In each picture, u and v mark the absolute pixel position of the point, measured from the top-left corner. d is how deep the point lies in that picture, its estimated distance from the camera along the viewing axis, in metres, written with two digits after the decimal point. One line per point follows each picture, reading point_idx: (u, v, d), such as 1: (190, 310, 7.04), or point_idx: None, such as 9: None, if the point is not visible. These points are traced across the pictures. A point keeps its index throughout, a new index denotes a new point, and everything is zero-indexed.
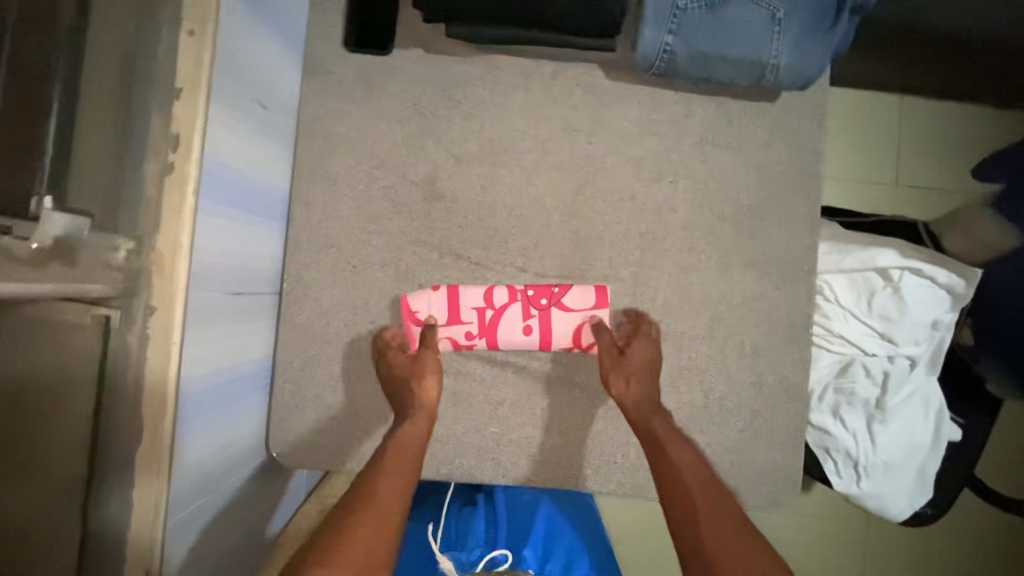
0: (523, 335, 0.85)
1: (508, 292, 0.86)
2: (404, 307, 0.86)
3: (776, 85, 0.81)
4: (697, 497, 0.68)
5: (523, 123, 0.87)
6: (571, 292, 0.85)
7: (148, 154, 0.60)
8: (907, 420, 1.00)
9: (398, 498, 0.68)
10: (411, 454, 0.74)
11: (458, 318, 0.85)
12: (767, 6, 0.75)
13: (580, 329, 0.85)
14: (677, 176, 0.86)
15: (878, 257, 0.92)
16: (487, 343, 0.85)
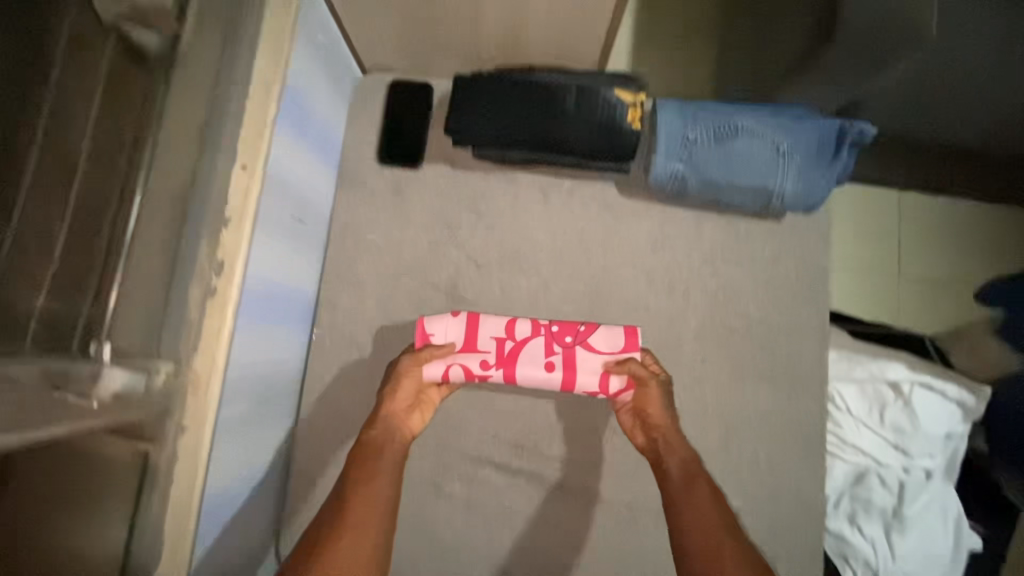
0: (544, 372, 0.79)
1: (531, 325, 0.80)
2: (419, 328, 0.80)
3: (783, 209, 0.86)
4: (710, 541, 0.60)
5: (542, 234, 0.92)
6: (599, 333, 0.79)
7: (193, 278, 0.63)
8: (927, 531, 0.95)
9: (374, 515, 0.62)
10: (381, 457, 0.69)
11: (475, 346, 0.79)
12: (771, 141, 0.82)
13: (607, 373, 0.78)
14: (689, 289, 0.90)
15: (888, 370, 0.93)
16: (504, 375, 0.80)
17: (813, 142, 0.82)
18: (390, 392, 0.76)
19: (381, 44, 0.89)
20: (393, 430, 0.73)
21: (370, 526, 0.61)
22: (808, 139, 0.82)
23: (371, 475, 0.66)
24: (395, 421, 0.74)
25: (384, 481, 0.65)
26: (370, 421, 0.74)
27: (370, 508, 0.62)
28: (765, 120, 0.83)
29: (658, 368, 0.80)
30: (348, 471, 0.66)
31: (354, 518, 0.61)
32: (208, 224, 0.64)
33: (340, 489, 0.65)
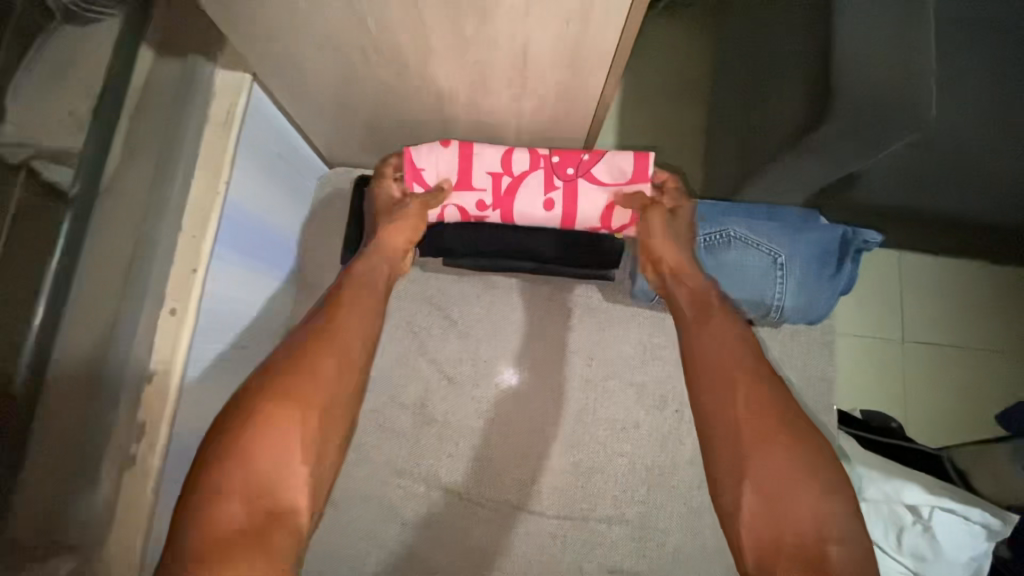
0: (544, 211, 0.74)
1: (530, 157, 0.73)
2: (408, 162, 0.73)
3: (783, 320, 0.79)
4: (759, 402, 0.56)
5: (520, 343, 0.83)
6: (603, 162, 0.72)
7: (110, 446, 0.56)
8: None
9: (352, 357, 0.61)
10: (360, 313, 0.65)
11: (470, 184, 0.73)
12: (767, 252, 0.75)
13: (610, 210, 0.74)
14: (683, 405, 0.82)
15: (908, 489, 0.84)
16: (501, 216, 0.76)
17: (813, 251, 0.75)
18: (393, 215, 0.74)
19: (343, 143, 0.83)
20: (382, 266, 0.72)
21: (343, 355, 0.60)
22: (807, 249, 0.75)
23: (346, 330, 0.63)
24: (387, 253, 0.73)
25: (365, 318, 0.65)
26: (360, 254, 0.73)
27: (343, 338, 0.61)
28: (759, 229, 0.76)
29: (670, 198, 0.75)
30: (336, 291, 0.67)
31: (325, 347, 0.59)
32: (131, 382, 0.57)
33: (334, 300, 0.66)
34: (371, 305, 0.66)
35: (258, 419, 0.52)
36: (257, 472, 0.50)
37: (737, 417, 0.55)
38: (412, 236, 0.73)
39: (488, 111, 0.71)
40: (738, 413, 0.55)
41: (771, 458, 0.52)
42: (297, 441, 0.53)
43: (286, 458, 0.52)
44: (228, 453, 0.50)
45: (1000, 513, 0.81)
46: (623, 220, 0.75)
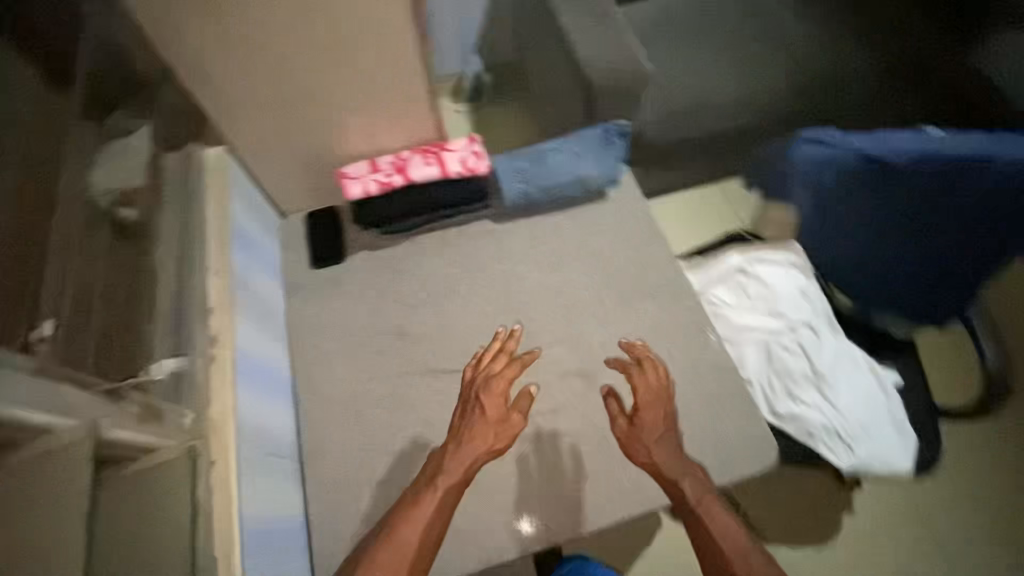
0: (426, 170, 1.16)
1: (411, 150, 1.19)
2: (339, 174, 1.15)
3: (599, 185, 1.22)
4: (737, 557, 0.84)
5: (451, 267, 1.19)
6: (452, 141, 1.20)
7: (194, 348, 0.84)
8: (848, 374, 1.29)
9: (422, 547, 0.86)
10: (433, 526, 0.88)
11: (379, 168, 1.15)
12: (569, 149, 1.21)
13: (464, 159, 1.17)
14: (570, 262, 1.19)
15: (729, 258, 1.24)
16: (403, 180, 1.15)
17: (594, 141, 1.22)
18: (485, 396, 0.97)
19: (291, 189, 1.23)
20: (474, 454, 0.93)
21: (423, 536, 0.87)
22: (589, 141, 1.22)
23: (415, 521, 0.88)
24: (483, 437, 0.94)
25: (434, 520, 0.88)
26: (448, 449, 0.94)
27: (423, 525, 0.88)
28: (561, 140, 1.23)
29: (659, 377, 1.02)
30: (408, 497, 0.92)
31: (396, 540, 0.86)
32: (198, 312, 0.87)
33: (412, 494, 0.92)
34: (440, 514, 0.89)
35: None
36: None
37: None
38: (489, 442, 0.94)
39: (377, 129, 1.16)
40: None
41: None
42: None
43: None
44: None
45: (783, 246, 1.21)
46: (475, 163, 1.18)
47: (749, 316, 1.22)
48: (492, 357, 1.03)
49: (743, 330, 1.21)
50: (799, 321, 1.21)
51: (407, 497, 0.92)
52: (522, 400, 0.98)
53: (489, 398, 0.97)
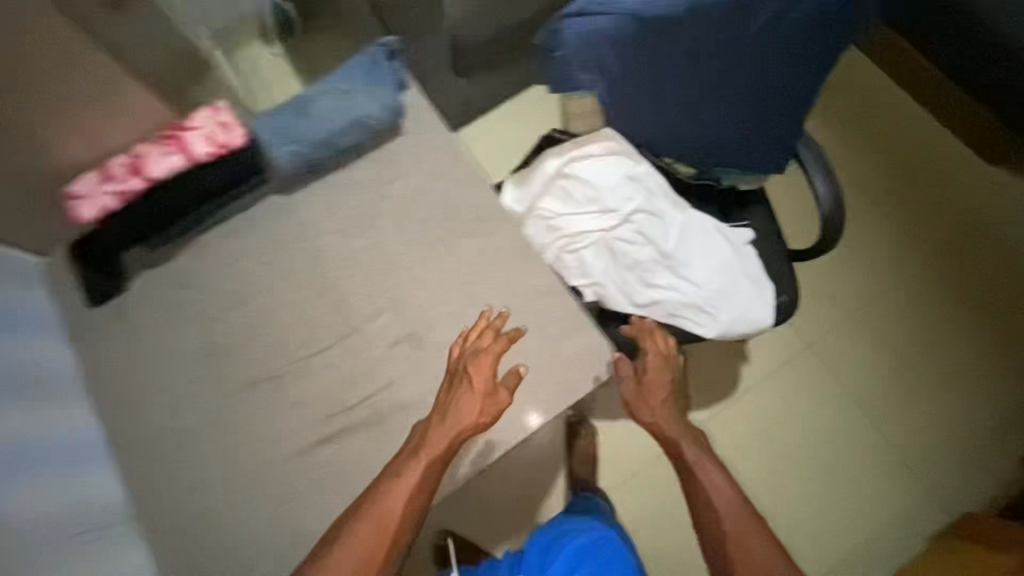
0: (168, 163, 0.98)
1: (148, 143, 1.00)
2: (68, 195, 0.98)
3: (383, 123, 1.06)
4: (737, 526, 1.06)
5: (247, 260, 1.05)
6: (194, 117, 1.00)
7: None
8: (698, 244, 1.26)
9: (404, 525, 0.85)
10: (415, 501, 0.86)
11: (109, 176, 0.98)
12: (335, 89, 1.03)
13: (213, 135, 0.99)
14: (375, 219, 1.06)
15: (545, 164, 1.14)
16: (141, 182, 0.98)
17: (361, 75, 1.04)
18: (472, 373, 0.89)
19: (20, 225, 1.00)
20: (458, 430, 0.89)
21: (410, 516, 0.85)
22: (356, 76, 1.04)
23: (393, 490, 0.86)
24: (466, 413, 0.89)
25: (413, 498, 0.86)
26: (435, 419, 0.90)
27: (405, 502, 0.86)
28: (323, 81, 1.04)
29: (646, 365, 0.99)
30: (392, 471, 0.88)
31: (372, 519, 0.85)
32: None
33: (393, 472, 0.87)
34: (421, 493, 0.86)
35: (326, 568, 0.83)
36: None
37: (722, 535, 1.06)
38: (475, 418, 0.89)
39: (85, 130, 0.97)
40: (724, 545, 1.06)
41: (738, 550, 1.05)
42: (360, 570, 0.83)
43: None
44: None
45: (594, 138, 1.12)
46: (228, 136, 0.99)
47: (580, 222, 1.15)
48: (487, 330, 0.92)
49: (576, 237, 1.16)
50: (631, 212, 1.17)
51: (384, 482, 0.87)
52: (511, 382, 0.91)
53: (482, 376, 0.89)
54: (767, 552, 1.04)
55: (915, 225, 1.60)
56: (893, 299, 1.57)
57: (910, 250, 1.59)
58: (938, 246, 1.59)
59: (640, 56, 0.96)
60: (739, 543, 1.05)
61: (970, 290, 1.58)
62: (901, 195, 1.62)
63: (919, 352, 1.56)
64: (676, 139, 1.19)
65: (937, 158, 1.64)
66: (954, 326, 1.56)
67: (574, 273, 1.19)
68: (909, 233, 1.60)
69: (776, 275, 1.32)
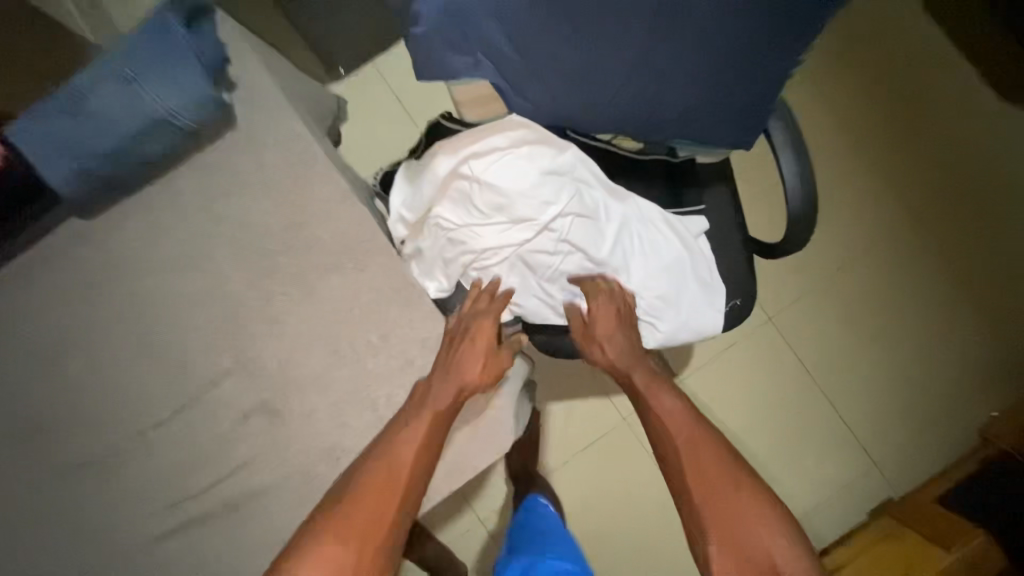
0: None
1: None
2: None
3: (196, 119, 0.76)
4: (694, 466, 0.77)
5: (47, 310, 0.81)
6: None
7: None
8: (640, 243, 1.03)
9: (413, 479, 0.71)
10: (415, 470, 0.71)
11: None
12: (113, 75, 0.72)
13: None
14: (210, 252, 0.82)
15: (434, 168, 0.87)
16: None
17: (148, 46, 0.72)
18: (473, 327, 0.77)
19: None
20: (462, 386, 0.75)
21: (411, 486, 0.70)
22: (140, 48, 0.72)
23: (394, 456, 0.72)
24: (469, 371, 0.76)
25: (423, 449, 0.72)
26: (434, 377, 0.76)
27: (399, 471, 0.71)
28: (97, 63, 0.73)
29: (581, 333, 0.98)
30: (383, 441, 0.74)
31: (380, 473, 0.71)
32: None
33: (387, 442, 0.73)
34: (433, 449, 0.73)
35: (308, 554, 0.66)
36: None
37: (681, 481, 0.78)
38: (485, 373, 0.76)
39: None
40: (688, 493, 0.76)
41: (707, 493, 0.75)
42: (347, 558, 0.65)
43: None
44: None
45: (496, 129, 0.85)
46: None
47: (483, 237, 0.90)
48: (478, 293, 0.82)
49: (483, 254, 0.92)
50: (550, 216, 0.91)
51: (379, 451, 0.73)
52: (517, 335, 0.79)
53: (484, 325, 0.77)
54: (746, 501, 0.74)
55: (902, 190, 1.40)
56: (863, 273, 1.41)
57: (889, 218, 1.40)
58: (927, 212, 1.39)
59: (537, 16, 0.66)
60: (698, 479, 0.76)
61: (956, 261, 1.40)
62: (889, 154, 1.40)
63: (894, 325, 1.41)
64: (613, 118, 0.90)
65: (938, 104, 1.39)
66: (929, 299, 1.40)
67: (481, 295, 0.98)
68: (892, 199, 1.40)
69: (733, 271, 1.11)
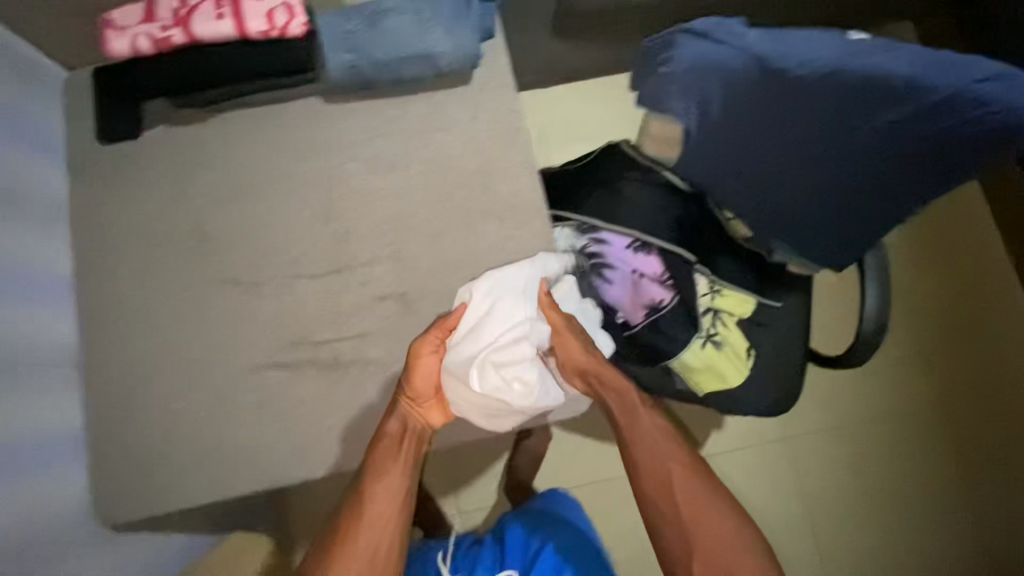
0: (216, 24, 0.88)
1: None
2: (104, 23, 0.89)
3: (452, 65, 0.96)
4: (685, 497, 0.91)
5: (264, 158, 0.99)
6: None
7: None
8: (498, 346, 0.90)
9: (390, 515, 0.86)
10: (388, 508, 0.86)
11: (154, 17, 0.90)
12: (414, 12, 0.92)
13: (272, 11, 0.89)
14: (408, 163, 0.99)
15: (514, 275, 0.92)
16: (183, 37, 0.88)
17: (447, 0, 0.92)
18: (410, 372, 0.89)
19: (60, 38, 0.96)
20: (408, 422, 0.90)
21: (393, 502, 0.87)
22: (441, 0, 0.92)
23: (375, 499, 0.86)
24: (416, 416, 0.91)
25: (395, 482, 0.87)
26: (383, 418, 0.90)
27: (384, 508, 0.86)
28: None
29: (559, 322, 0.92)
30: (357, 478, 0.89)
31: (371, 514, 0.85)
32: None
33: (360, 483, 0.87)
34: (404, 469, 0.88)
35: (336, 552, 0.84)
36: None
37: (642, 454, 0.94)
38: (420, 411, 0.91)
39: None
40: (676, 512, 0.90)
41: (696, 523, 0.89)
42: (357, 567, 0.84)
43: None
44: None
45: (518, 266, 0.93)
46: (287, 19, 0.90)
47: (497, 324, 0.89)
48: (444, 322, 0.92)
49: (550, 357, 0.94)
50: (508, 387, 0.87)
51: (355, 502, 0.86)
52: (557, 347, 0.92)
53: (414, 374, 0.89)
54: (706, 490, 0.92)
55: (922, 327, 1.62)
56: (856, 397, 1.64)
57: (899, 344, 1.63)
58: (940, 373, 1.61)
59: (742, 93, 0.84)
60: (686, 493, 0.91)
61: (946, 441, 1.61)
62: (921, 291, 1.63)
63: (869, 438, 1.63)
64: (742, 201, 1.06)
65: (992, 278, 1.61)
66: (903, 436, 1.62)
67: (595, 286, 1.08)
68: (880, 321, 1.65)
69: (786, 365, 1.25)
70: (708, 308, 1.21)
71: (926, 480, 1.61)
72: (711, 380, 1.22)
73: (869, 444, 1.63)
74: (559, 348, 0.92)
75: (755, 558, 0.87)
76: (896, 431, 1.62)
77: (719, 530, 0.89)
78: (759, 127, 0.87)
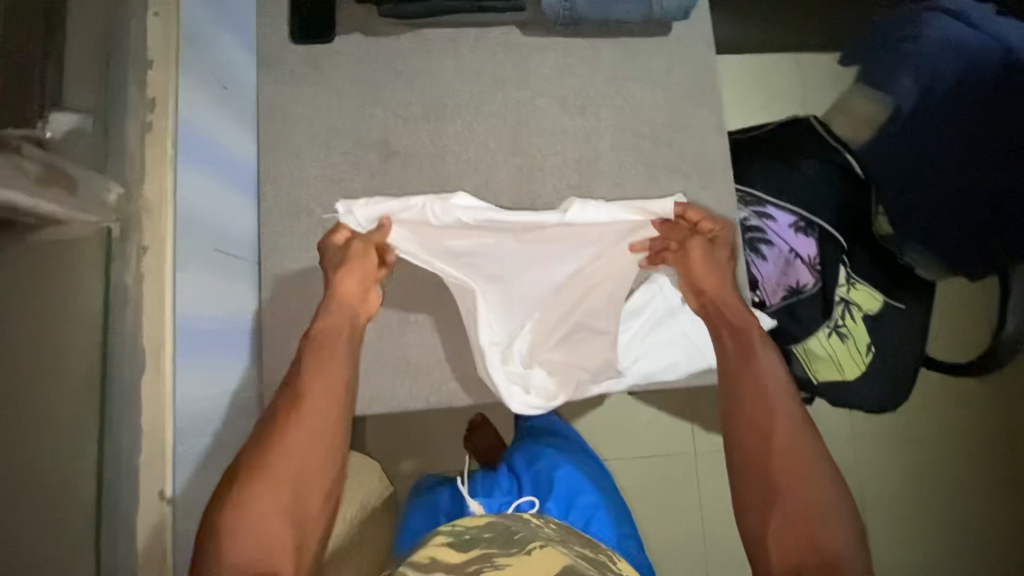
0: None
1: None
2: None
3: (663, 13, 0.94)
4: (791, 440, 0.73)
5: (456, 81, 0.98)
6: None
7: (132, 85, 0.68)
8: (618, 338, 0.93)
9: (319, 454, 0.71)
10: (318, 438, 0.72)
11: None
12: None
13: None
14: (599, 107, 0.98)
15: (589, 213, 0.84)
16: None
17: None
18: (339, 286, 0.82)
19: None
20: (349, 316, 0.82)
21: (324, 425, 0.74)
22: None
23: (297, 422, 0.72)
24: (350, 310, 0.82)
25: (328, 407, 0.74)
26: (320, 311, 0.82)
27: (312, 437, 0.72)
28: None
29: (704, 228, 0.87)
30: (289, 386, 0.77)
31: (297, 440, 0.71)
32: (134, 61, 0.68)
33: (292, 389, 0.76)
34: (337, 389, 0.76)
35: (252, 471, 0.68)
36: (258, 518, 0.65)
37: (746, 388, 0.78)
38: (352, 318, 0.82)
39: None
40: (770, 453, 0.73)
41: (793, 490, 0.70)
42: (280, 502, 0.67)
43: (280, 552, 0.64)
44: (231, 502, 0.66)
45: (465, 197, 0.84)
46: None
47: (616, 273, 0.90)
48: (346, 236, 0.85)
49: (661, 372, 0.92)
50: (527, 335, 0.92)
51: (279, 417, 0.73)
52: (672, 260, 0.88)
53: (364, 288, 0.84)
54: (817, 455, 0.72)
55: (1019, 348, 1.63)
56: (940, 409, 1.65)
57: None
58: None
59: (991, 82, 0.96)
60: (792, 442, 0.73)
61: (1005, 470, 1.63)
62: None
63: (948, 452, 1.64)
64: (920, 202, 1.03)
65: None
66: (981, 453, 1.63)
67: (751, 259, 1.08)
68: None
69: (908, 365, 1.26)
70: (841, 300, 1.21)
71: (985, 505, 1.62)
72: (828, 369, 1.23)
73: (937, 459, 1.63)
74: (680, 259, 0.87)
75: (858, 552, 0.66)
76: (976, 447, 1.63)
77: (821, 496, 0.69)
78: (983, 116, 0.97)
